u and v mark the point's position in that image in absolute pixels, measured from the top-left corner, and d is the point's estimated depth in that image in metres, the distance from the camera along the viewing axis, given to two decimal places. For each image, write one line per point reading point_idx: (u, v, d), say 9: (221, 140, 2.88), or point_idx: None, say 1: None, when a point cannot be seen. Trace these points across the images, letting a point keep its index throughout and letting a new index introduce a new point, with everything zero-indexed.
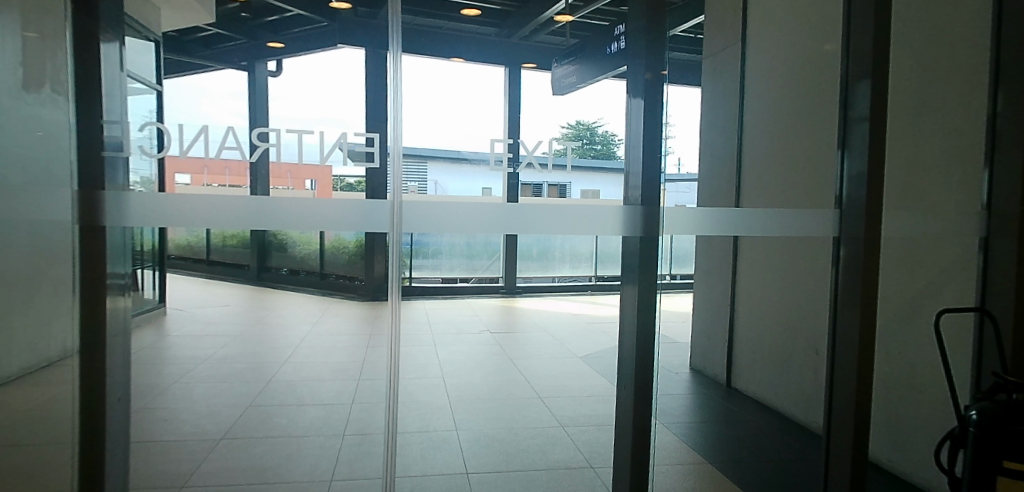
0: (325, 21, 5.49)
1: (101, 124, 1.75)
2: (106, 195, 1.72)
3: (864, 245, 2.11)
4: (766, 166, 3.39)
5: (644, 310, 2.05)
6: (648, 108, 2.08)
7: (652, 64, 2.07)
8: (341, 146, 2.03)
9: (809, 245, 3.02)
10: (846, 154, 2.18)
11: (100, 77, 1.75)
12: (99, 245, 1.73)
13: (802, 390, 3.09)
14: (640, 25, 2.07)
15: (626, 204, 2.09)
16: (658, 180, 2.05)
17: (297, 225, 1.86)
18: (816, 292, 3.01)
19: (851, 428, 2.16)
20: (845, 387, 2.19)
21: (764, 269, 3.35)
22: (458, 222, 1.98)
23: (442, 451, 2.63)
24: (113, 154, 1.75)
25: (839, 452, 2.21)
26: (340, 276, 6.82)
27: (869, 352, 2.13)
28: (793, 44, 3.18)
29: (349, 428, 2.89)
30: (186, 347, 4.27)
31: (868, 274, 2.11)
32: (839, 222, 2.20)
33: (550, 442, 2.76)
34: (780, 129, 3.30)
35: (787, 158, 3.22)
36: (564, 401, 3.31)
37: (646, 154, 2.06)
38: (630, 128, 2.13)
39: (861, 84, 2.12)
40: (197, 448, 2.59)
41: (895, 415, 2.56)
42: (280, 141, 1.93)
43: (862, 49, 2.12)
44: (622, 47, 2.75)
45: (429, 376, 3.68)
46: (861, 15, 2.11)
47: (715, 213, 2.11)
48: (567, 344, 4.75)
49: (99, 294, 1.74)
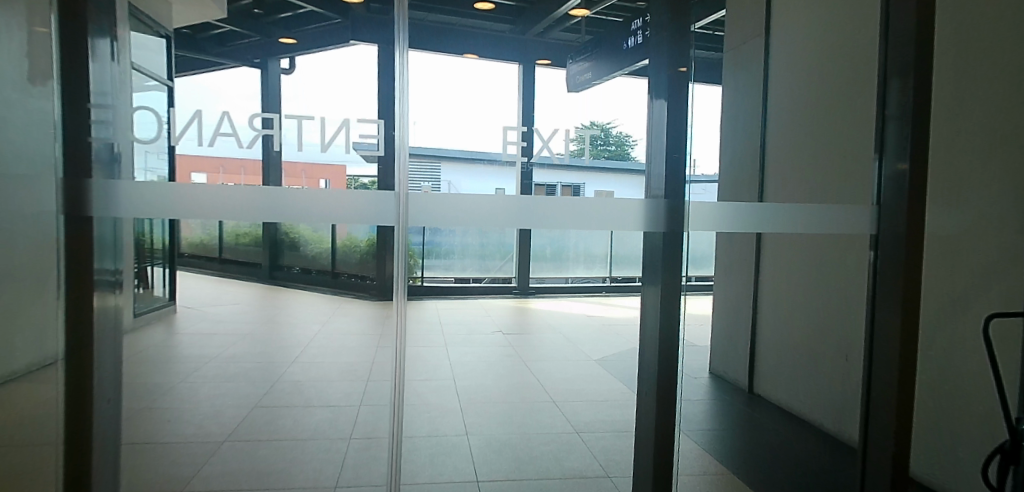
0: (339, 18, 5.37)
1: (89, 109, 1.77)
2: (91, 184, 1.72)
3: (905, 244, 2.04)
4: (792, 161, 3.26)
5: (665, 312, 1.95)
6: (668, 105, 1.96)
7: (676, 58, 1.94)
8: (347, 132, 1.99)
9: (839, 246, 2.88)
10: (882, 152, 2.10)
11: (87, 73, 1.75)
12: (87, 239, 1.74)
13: (830, 397, 2.94)
14: (662, 18, 1.96)
15: (649, 197, 1.98)
16: (683, 179, 1.94)
17: (303, 218, 1.82)
18: (841, 293, 2.88)
19: (893, 442, 2.07)
20: (885, 398, 2.09)
21: (788, 270, 3.21)
22: (472, 218, 1.89)
23: (452, 456, 2.53)
24: (101, 143, 1.76)
25: (878, 466, 2.12)
26: (352, 276, 6.63)
27: (909, 357, 2.06)
28: (824, 37, 3.03)
29: (355, 431, 2.80)
30: (194, 346, 4.22)
31: (909, 275, 2.03)
32: (875, 221, 2.12)
33: (564, 449, 2.64)
34: (807, 126, 3.16)
35: (816, 153, 3.09)
36: (578, 406, 3.19)
37: (669, 154, 1.95)
38: (651, 125, 2.01)
39: (896, 79, 2.04)
40: (201, 449, 2.52)
41: (936, 423, 2.39)
42: (277, 126, 1.90)
43: (900, 42, 2.02)
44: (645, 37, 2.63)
45: (439, 378, 3.59)
46: (898, 5, 2.01)
47: (743, 210, 2.00)
48: (580, 347, 4.62)
49: (85, 289, 1.76)
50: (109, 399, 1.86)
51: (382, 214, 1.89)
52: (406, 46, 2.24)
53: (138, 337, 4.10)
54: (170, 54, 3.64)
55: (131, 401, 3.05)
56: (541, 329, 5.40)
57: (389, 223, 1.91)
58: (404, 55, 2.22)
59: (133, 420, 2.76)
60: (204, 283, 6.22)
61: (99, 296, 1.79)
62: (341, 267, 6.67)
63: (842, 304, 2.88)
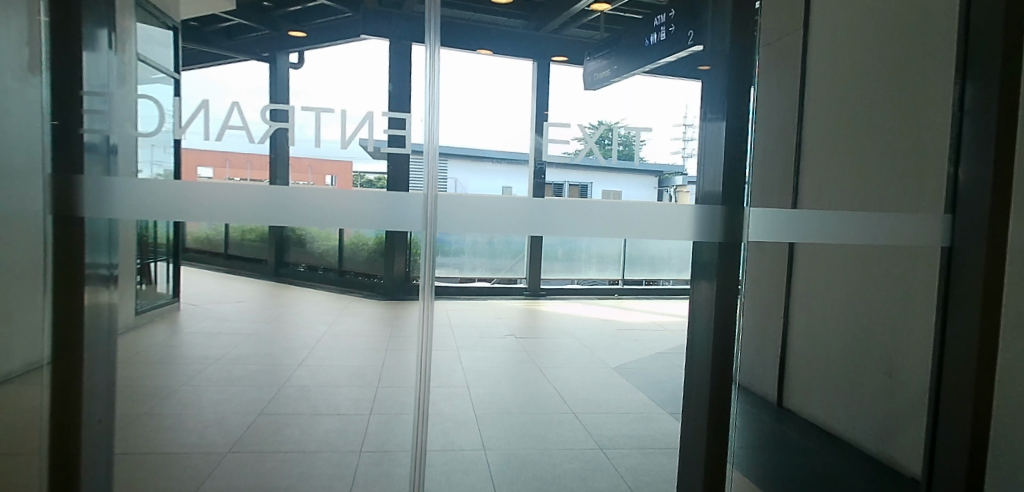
0: (350, 12, 5.13)
1: (82, 97, 1.63)
2: (83, 181, 1.61)
3: (988, 244, 2.17)
4: (832, 155, 2.95)
5: (718, 318, 1.99)
6: (726, 118, 1.99)
7: (738, 73, 1.97)
8: (370, 126, 1.94)
9: (883, 259, 2.71)
10: (963, 153, 2.26)
11: (81, 60, 1.62)
12: (78, 236, 1.63)
13: (878, 416, 2.74)
14: (725, 28, 1.99)
15: (701, 204, 2.04)
16: (742, 183, 1.98)
17: (321, 223, 1.77)
18: (885, 306, 2.72)
19: (969, 402, 2.21)
20: (961, 375, 2.23)
21: (827, 281, 3.00)
22: (492, 220, 1.91)
23: (470, 473, 2.38)
24: (92, 136, 1.63)
25: (952, 424, 2.26)
26: (360, 274, 6.45)
27: (990, 345, 2.19)
28: (869, 21, 2.75)
29: (367, 444, 2.63)
30: (197, 346, 4.05)
31: (992, 269, 2.17)
32: (952, 224, 2.26)
33: (588, 467, 2.49)
34: (841, 129, 2.91)
35: (861, 149, 2.82)
36: (600, 418, 3.03)
37: (727, 166, 1.99)
38: (709, 138, 2.05)
39: (974, 84, 2.21)
40: (202, 462, 2.37)
41: (1009, 442, 2.15)
42: (292, 118, 1.82)
43: (981, 48, 2.18)
44: (672, 30, 2.61)
45: (453, 385, 3.43)
46: (982, 14, 2.17)
47: (799, 219, 2.12)
48: (597, 353, 4.46)
49: (75, 286, 1.63)
50: (99, 418, 1.73)
51: (402, 219, 1.86)
52: (437, 43, 2.10)
53: (138, 336, 3.93)
54: (177, 44, 3.52)
55: (131, 406, 2.90)
56: (555, 333, 5.24)
57: (412, 228, 1.88)
58: (433, 52, 2.09)
59: (131, 427, 2.62)
60: (210, 280, 6.10)
61: (91, 292, 1.67)
62: (348, 265, 6.53)
63: (884, 318, 2.72)
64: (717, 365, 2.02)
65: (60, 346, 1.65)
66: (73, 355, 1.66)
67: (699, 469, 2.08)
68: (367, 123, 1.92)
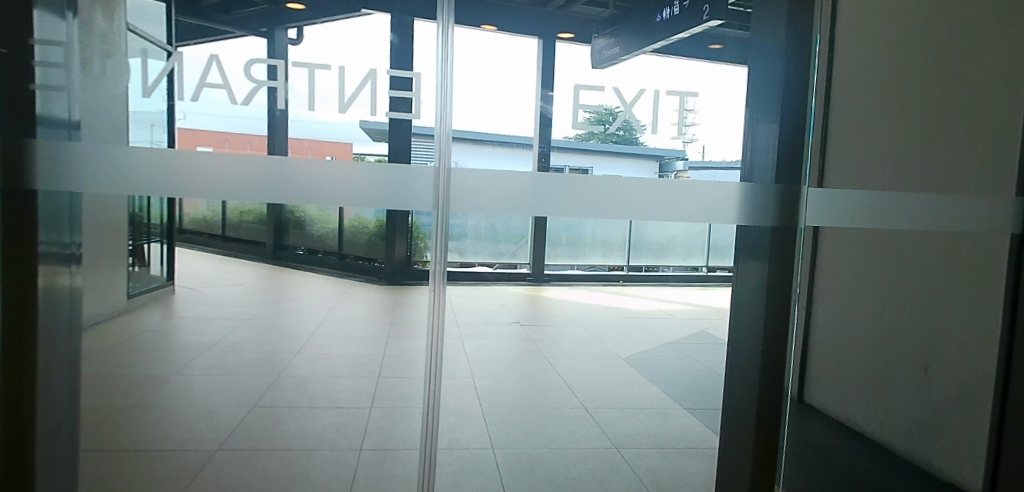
0: None
1: (33, 60, 1.56)
2: (38, 147, 1.54)
3: None
4: (874, 112, 2.46)
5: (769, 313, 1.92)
6: (780, 117, 1.93)
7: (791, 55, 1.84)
8: (371, 86, 2.02)
9: (924, 244, 2.43)
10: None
11: (33, 20, 1.56)
12: (30, 209, 1.57)
13: (914, 412, 2.53)
14: None
15: (751, 182, 1.95)
16: (800, 164, 1.93)
17: (324, 199, 1.70)
18: (920, 293, 2.49)
19: None
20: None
21: (861, 265, 2.68)
22: (498, 203, 1.81)
23: (479, 474, 2.24)
24: (47, 92, 1.57)
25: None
26: (360, 258, 6.28)
27: None
28: None
29: (368, 440, 2.48)
30: (193, 331, 3.90)
31: None
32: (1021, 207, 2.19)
33: (605, 469, 2.36)
34: (887, 87, 2.44)
35: (905, 108, 2.41)
36: (614, 413, 2.89)
37: (782, 159, 1.93)
38: (751, 136, 1.99)
39: None
40: (190, 460, 2.21)
41: None
42: (284, 74, 1.85)
43: None
44: (686, 5, 2.39)
45: (459, 377, 3.28)
46: None
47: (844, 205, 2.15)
48: (605, 342, 4.30)
49: (27, 260, 1.59)
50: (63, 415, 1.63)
51: (407, 195, 1.77)
52: (449, 18, 2.04)
53: (130, 320, 3.75)
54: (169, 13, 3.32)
55: (119, 396, 2.75)
56: (562, 320, 5.08)
57: (422, 203, 1.80)
58: (447, 27, 2.03)
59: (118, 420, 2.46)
60: (206, 263, 5.94)
61: (47, 268, 1.63)
62: (348, 249, 6.34)
63: (922, 305, 2.48)
64: (767, 359, 1.98)
65: (9, 324, 1.62)
66: (22, 336, 1.63)
67: (748, 466, 2.06)
68: (371, 79, 2.00)
